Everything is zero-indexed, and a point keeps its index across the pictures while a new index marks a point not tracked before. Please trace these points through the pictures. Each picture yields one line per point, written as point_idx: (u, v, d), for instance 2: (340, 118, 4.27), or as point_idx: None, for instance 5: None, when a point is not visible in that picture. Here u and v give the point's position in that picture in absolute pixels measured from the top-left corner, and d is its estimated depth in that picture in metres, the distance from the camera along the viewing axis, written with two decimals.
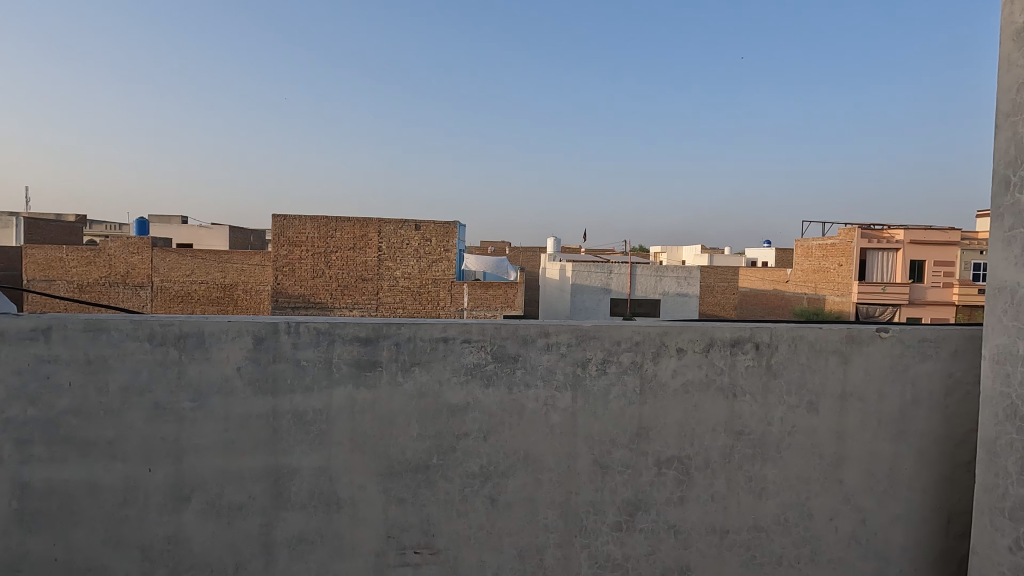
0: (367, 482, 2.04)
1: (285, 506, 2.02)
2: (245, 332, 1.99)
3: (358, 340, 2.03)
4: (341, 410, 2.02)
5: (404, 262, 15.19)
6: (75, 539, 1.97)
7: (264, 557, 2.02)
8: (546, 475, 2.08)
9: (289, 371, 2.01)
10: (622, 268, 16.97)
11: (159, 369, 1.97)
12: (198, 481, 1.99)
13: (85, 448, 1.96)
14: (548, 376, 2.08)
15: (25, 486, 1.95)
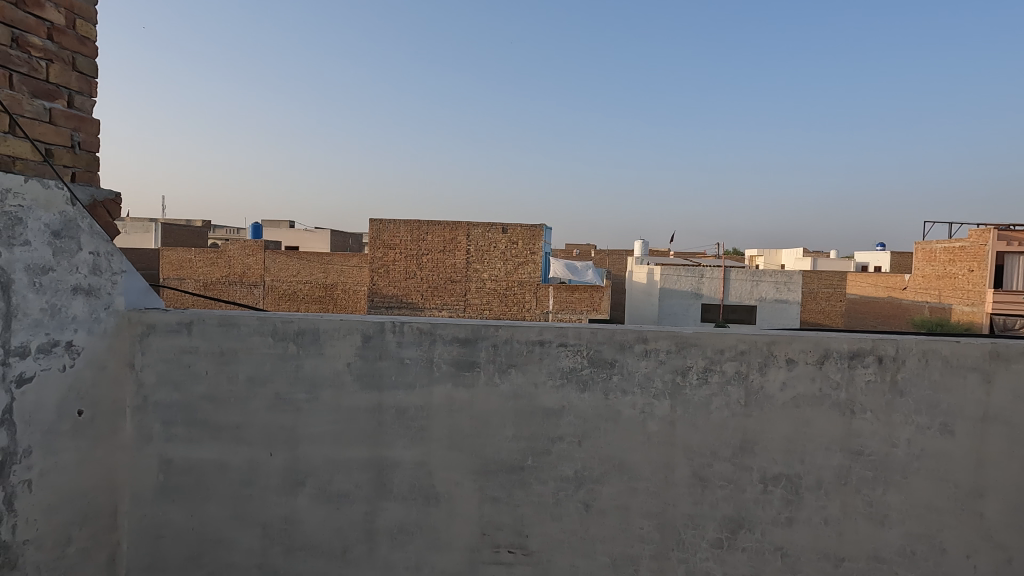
0: (463, 479, 2.10)
1: (387, 496, 2.13)
2: (354, 331, 2.12)
3: (457, 340, 2.09)
4: (440, 408, 2.10)
5: (492, 265, 15.48)
6: (207, 513, 2.19)
7: (368, 544, 2.14)
8: (642, 484, 2.04)
9: (393, 368, 2.11)
10: (716, 273, 16.25)
11: (279, 362, 2.14)
12: (310, 467, 2.15)
13: (217, 431, 2.18)
14: (646, 384, 2.03)
15: (169, 461, 2.21)
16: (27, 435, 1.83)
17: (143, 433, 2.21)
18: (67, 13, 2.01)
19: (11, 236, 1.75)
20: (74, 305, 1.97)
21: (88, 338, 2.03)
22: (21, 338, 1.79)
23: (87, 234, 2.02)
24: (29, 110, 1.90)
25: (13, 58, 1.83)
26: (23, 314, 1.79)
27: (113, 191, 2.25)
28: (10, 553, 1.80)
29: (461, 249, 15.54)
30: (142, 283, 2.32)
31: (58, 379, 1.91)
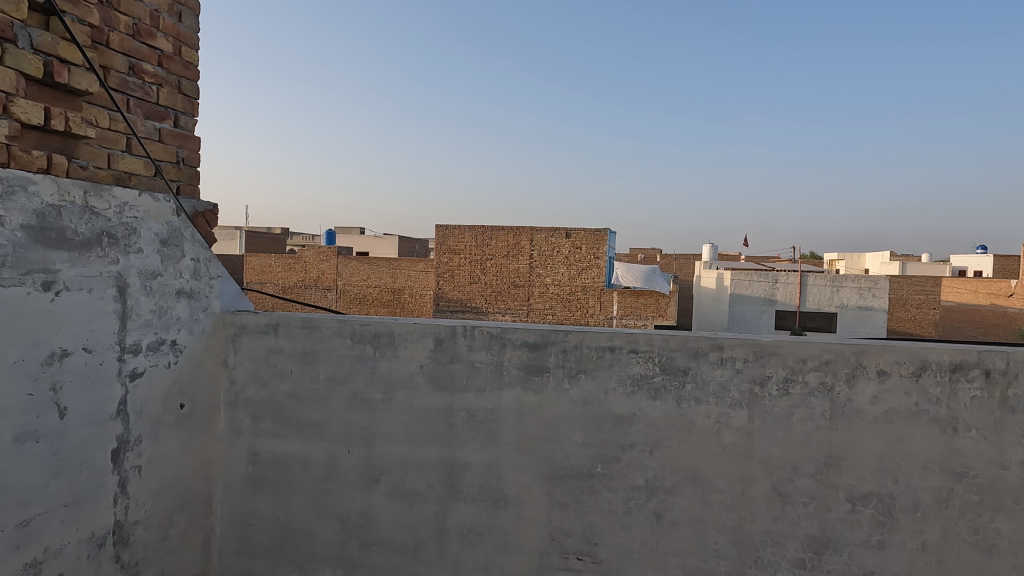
0: (532, 483, 2.11)
1: (458, 497, 2.17)
2: (427, 334, 2.18)
3: (527, 345, 2.11)
4: (509, 412, 2.12)
5: (555, 270, 15.46)
6: (290, 505, 2.32)
7: (439, 543, 2.19)
8: (717, 497, 1.97)
9: (464, 371, 2.16)
10: (792, 277, 15.42)
11: (357, 363, 2.24)
12: (385, 465, 2.23)
13: (300, 427, 2.31)
14: (721, 393, 1.96)
15: (257, 454, 2.36)
16: (139, 425, 2.01)
17: (235, 426, 2.37)
18: (174, 41, 2.20)
19: (128, 244, 1.94)
20: (178, 307, 2.15)
21: (189, 337, 2.21)
22: (135, 336, 1.97)
23: (190, 242, 2.20)
24: (143, 130, 2.10)
25: (130, 84, 2.03)
26: (136, 315, 1.98)
27: (211, 202, 2.44)
28: (124, 531, 1.98)
29: (525, 254, 15.63)
30: (234, 288, 2.50)
31: (164, 374, 2.10)
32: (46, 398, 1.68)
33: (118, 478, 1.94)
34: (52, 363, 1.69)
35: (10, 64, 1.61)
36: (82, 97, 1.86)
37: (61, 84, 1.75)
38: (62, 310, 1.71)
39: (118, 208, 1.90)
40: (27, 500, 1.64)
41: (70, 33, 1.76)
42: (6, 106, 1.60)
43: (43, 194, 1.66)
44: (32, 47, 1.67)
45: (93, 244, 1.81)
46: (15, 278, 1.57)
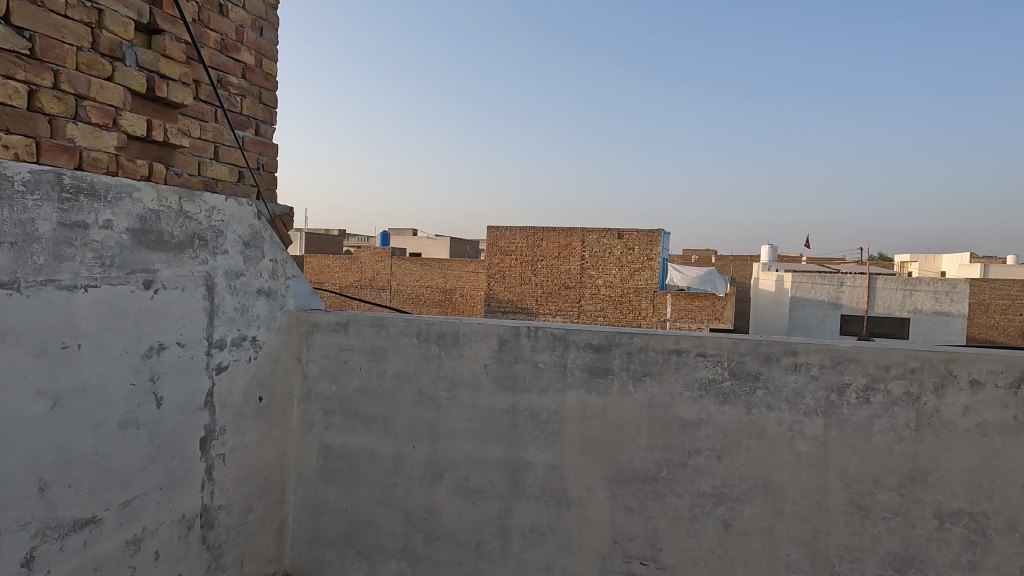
0: (595, 485, 2.11)
1: (520, 496, 2.19)
2: (491, 334, 2.22)
3: (591, 346, 2.10)
4: (573, 413, 2.12)
5: (606, 270, 15.27)
6: (358, 497, 2.41)
7: (502, 541, 2.22)
8: (790, 508, 1.90)
9: (528, 371, 2.17)
10: (859, 280, 14.59)
11: (423, 362, 2.30)
12: (449, 462, 2.28)
13: (368, 422, 2.39)
14: (795, 400, 1.90)
15: (327, 447, 2.46)
16: (223, 416, 2.14)
17: (307, 420, 2.48)
18: (256, 54, 2.33)
19: (215, 245, 2.07)
20: (258, 305, 2.28)
21: (267, 334, 2.33)
22: (221, 332, 2.10)
23: (269, 244, 2.33)
24: (228, 139, 2.23)
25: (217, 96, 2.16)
26: (222, 312, 2.11)
27: (288, 206, 2.57)
28: (210, 515, 2.11)
29: (576, 255, 15.53)
30: (308, 287, 2.62)
31: (245, 368, 2.23)
32: (146, 388, 1.82)
33: (205, 465, 2.07)
34: (151, 356, 1.83)
35: (119, 81, 1.75)
36: (178, 109, 2.00)
37: (160, 98, 1.89)
38: (159, 307, 1.85)
39: (207, 212, 2.03)
40: (129, 481, 1.79)
41: (169, 49, 1.90)
42: (116, 120, 1.75)
43: (145, 200, 1.79)
44: (137, 65, 1.81)
45: (186, 246, 1.95)
46: (120, 277, 1.72)
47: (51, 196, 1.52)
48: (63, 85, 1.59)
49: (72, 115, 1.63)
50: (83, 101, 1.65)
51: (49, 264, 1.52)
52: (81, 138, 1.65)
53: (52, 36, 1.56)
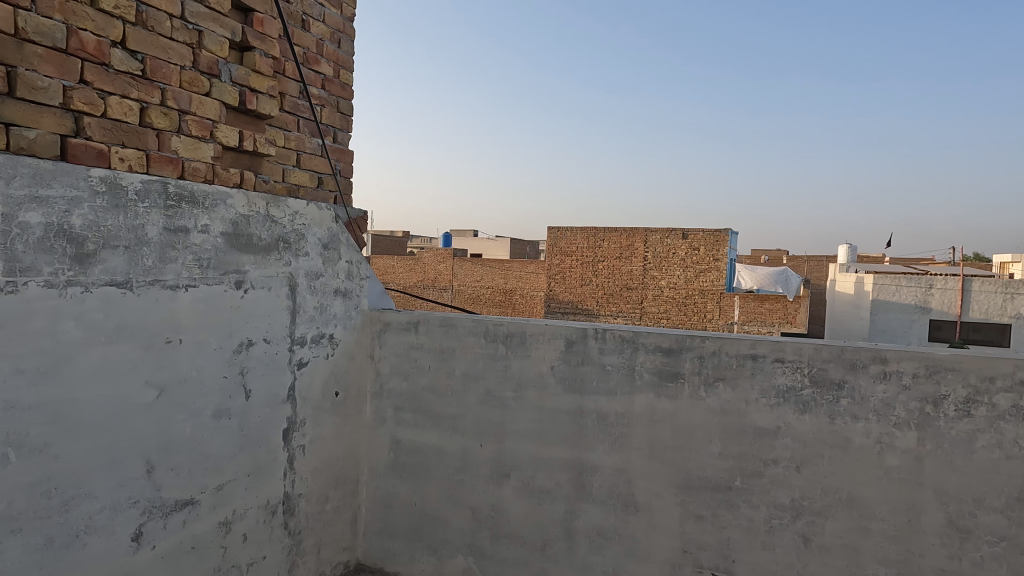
0: (664, 491, 2.06)
1: (587, 499, 2.18)
2: (559, 335, 2.22)
3: (661, 350, 2.06)
4: (641, 417, 2.09)
5: (670, 271, 14.87)
6: (426, 492, 2.48)
7: (567, 542, 2.21)
8: (877, 525, 1.79)
9: (595, 373, 2.16)
10: (951, 283, 13.47)
11: (490, 362, 2.34)
12: (515, 462, 2.30)
13: (437, 419, 2.45)
14: (884, 411, 1.78)
15: (398, 442, 2.54)
16: (304, 409, 2.26)
17: (379, 415, 2.58)
18: (334, 66, 2.44)
19: (298, 248, 2.19)
20: (335, 304, 2.39)
21: (343, 332, 2.45)
22: (302, 329, 2.23)
23: (346, 246, 2.43)
24: (310, 147, 2.35)
25: (299, 106, 2.28)
26: (303, 310, 2.23)
27: (363, 210, 2.68)
28: (291, 502, 2.23)
29: (638, 256, 15.22)
30: (380, 288, 2.72)
31: (323, 364, 2.34)
32: (236, 380, 1.95)
33: (287, 455, 2.20)
34: (241, 351, 1.96)
35: (216, 96, 1.89)
36: (266, 121, 2.13)
37: (251, 110, 2.02)
38: (249, 306, 1.98)
39: (291, 217, 2.15)
40: (222, 468, 1.92)
41: (259, 65, 2.03)
42: (213, 132, 1.89)
43: (238, 206, 1.92)
44: (231, 80, 1.95)
45: (272, 249, 2.07)
46: (216, 277, 1.85)
47: (158, 203, 1.66)
48: (168, 101, 1.73)
49: (176, 129, 1.77)
50: (185, 116, 1.80)
51: (156, 265, 1.66)
52: (183, 149, 1.79)
53: (160, 57, 1.70)
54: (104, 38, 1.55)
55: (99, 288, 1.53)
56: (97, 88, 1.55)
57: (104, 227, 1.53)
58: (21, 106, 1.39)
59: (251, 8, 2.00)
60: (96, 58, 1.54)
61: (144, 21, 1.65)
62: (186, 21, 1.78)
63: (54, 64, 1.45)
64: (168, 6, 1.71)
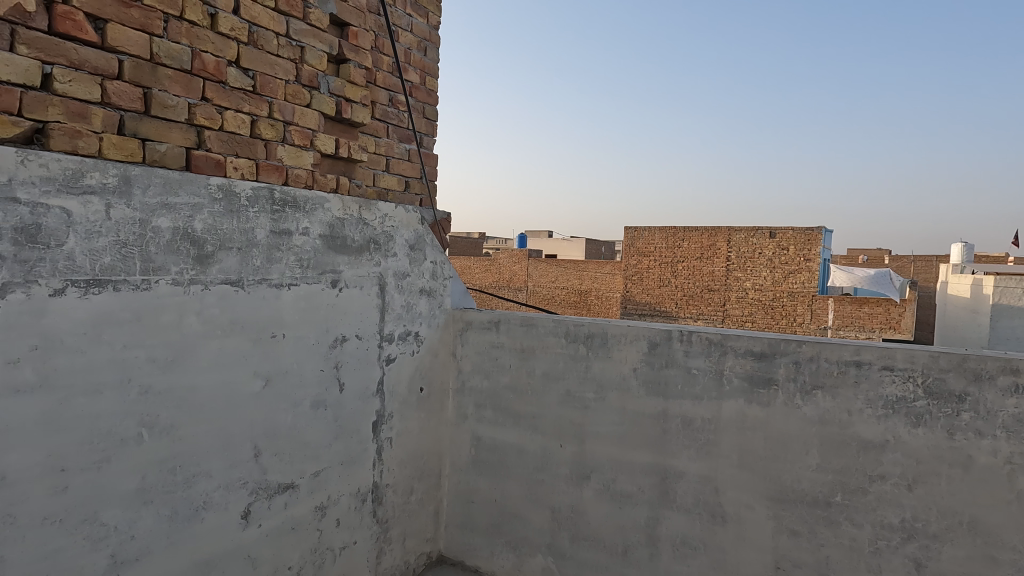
0: (756, 503, 1.96)
1: (671, 506, 2.12)
2: (642, 337, 2.17)
3: (752, 354, 1.97)
4: (730, 424, 2.00)
5: (756, 272, 14.12)
6: (506, 490, 2.50)
7: (650, 549, 2.16)
8: (1007, 555, 1.62)
9: (680, 377, 2.09)
10: None
11: (571, 362, 2.33)
12: (596, 464, 2.27)
13: (517, 418, 2.47)
14: (1015, 428, 1.61)
15: (479, 439, 2.59)
16: (391, 402, 2.36)
17: (461, 412, 2.64)
18: (420, 73, 2.53)
19: (387, 249, 2.29)
20: (420, 303, 2.48)
21: (427, 329, 2.53)
22: (390, 326, 2.33)
23: (431, 247, 2.52)
24: (398, 152, 2.46)
25: (389, 114, 2.39)
26: (391, 308, 2.33)
27: (446, 211, 2.76)
28: (379, 491, 2.34)
29: (721, 256, 14.55)
30: (462, 287, 2.79)
31: (409, 360, 2.44)
32: (332, 374, 2.07)
33: (376, 446, 2.31)
34: (336, 346, 2.08)
35: (315, 107, 2.02)
36: (359, 128, 2.25)
37: (346, 119, 2.14)
38: (343, 303, 2.10)
39: (381, 219, 2.25)
40: (318, 455, 2.05)
41: (353, 75, 2.14)
42: (313, 141, 2.02)
43: (334, 209, 2.04)
44: (329, 91, 2.07)
45: (364, 250, 2.18)
46: (315, 277, 1.98)
47: (266, 208, 1.80)
48: (275, 114, 1.88)
49: (281, 139, 1.91)
50: (289, 126, 1.93)
51: (264, 265, 1.80)
52: (287, 158, 1.93)
53: (268, 73, 1.85)
54: (222, 59, 1.70)
55: (217, 286, 1.68)
56: (216, 104, 1.70)
57: (221, 231, 1.68)
58: (154, 123, 1.56)
59: (347, 22, 2.12)
60: (215, 77, 1.69)
61: (255, 40, 1.79)
62: (291, 38, 1.91)
63: (181, 84, 1.61)
64: (275, 26, 1.85)
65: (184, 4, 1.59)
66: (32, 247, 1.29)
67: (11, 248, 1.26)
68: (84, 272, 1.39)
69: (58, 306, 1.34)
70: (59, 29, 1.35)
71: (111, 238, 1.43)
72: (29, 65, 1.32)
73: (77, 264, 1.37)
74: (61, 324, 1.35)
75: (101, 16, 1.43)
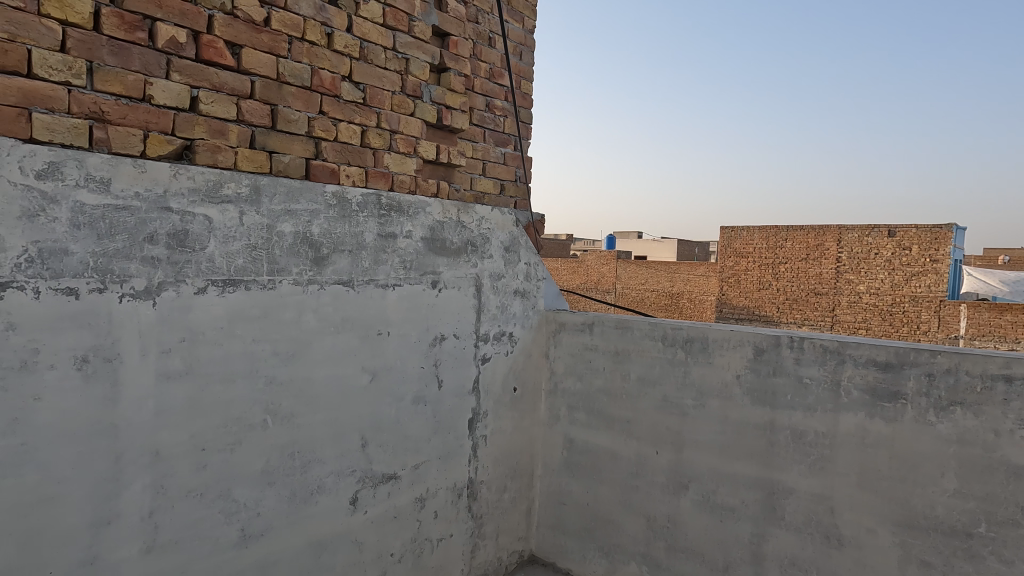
0: (878, 527, 1.79)
1: (778, 523, 1.99)
2: (747, 342, 2.06)
3: (875, 364, 1.80)
4: (848, 439, 1.84)
5: (871, 274, 12.91)
6: (599, 494, 2.47)
7: (754, 568, 2.04)
8: None
9: (790, 386, 1.96)
10: None
11: (668, 367, 2.26)
12: (695, 473, 2.18)
13: (611, 422, 2.43)
14: None
15: (571, 441, 2.57)
16: (486, 401, 2.41)
17: (553, 413, 2.64)
18: (516, 77, 2.57)
19: (483, 250, 2.34)
20: (514, 304, 2.51)
21: (521, 330, 2.56)
22: (486, 327, 2.38)
23: (525, 249, 2.55)
24: (494, 156, 2.51)
25: (486, 119, 2.45)
26: (487, 309, 2.38)
27: (540, 213, 2.78)
28: (474, 487, 2.39)
29: (830, 256, 13.40)
30: (554, 289, 2.79)
31: (503, 360, 2.48)
32: (431, 371, 2.16)
33: (472, 443, 2.37)
34: (435, 345, 2.16)
35: (419, 115, 2.11)
36: (458, 134, 2.32)
37: (446, 126, 2.22)
38: (442, 303, 2.18)
39: (478, 222, 2.31)
40: (418, 448, 2.14)
41: (453, 83, 2.22)
42: (416, 148, 2.11)
43: (435, 213, 2.13)
44: (431, 100, 2.16)
45: (462, 252, 2.25)
46: (417, 277, 2.07)
47: (374, 213, 1.91)
48: (382, 124, 1.98)
49: (388, 147, 2.02)
50: (395, 135, 2.04)
51: (371, 266, 1.91)
52: (393, 165, 2.03)
53: (377, 86, 1.96)
54: (337, 74, 1.83)
55: (331, 286, 1.80)
56: (331, 117, 1.83)
57: (335, 234, 1.80)
58: (280, 137, 1.71)
59: (448, 33, 2.20)
60: (331, 92, 1.82)
61: (366, 55, 1.91)
62: (397, 51, 2.02)
63: (302, 100, 1.75)
64: (383, 40, 1.96)
65: (305, 26, 1.74)
66: (181, 251, 1.46)
67: (165, 251, 1.43)
68: (222, 272, 1.55)
69: (201, 303, 1.50)
70: (204, 56, 1.52)
71: (243, 242, 1.59)
72: (180, 89, 1.49)
73: (216, 265, 1.53)
74: (204, 319, 1.51)
75: (237, 42, 1.59)
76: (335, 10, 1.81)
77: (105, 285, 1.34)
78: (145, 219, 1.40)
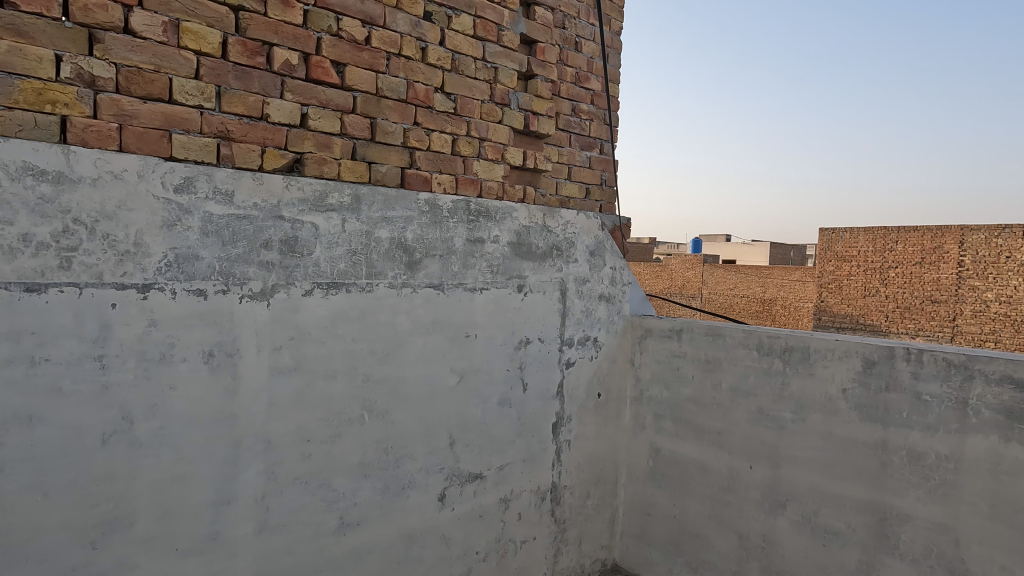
0: (1015, 566, 1.59)
1: (891, 552, 1.82)
2: (854, 353, 1.90)
3: (1011, 381, 1.60)
4: (977, 464, 1.66)
5: (1001, 280, 11.51)
6: (687, 507, 2.38)
7: None
8: None
9: (906, 402, 1.79)
10: None
11: (764, 377, 2.14)
12: (794, 492, 2.05)
13: (700, 433, 2.34)
14: None
15: (657, 450, 2.50)
16: (570, 405, 2.41)
17: (638, 421, 2.58)
18: (602, 80, 2.55)
19: (568, 255, 2.34)
20: (599, 309, 2.49)
21: (606, 335, 2.53)
22: (570, 331, 2.38)
23: (610, 253, 2.51)
24: (579, 160, 2.50)
25: (572, 123, 2.45)
26: (572, 313, 2.38)
27: (626, 217, 2.73)
28: (557, 491, 2.39)
29: (950, 260, 12.10)
30: (640, 294, 2.73)
31: (587, 365, 2.46)
32: (516, 374, 2.18)
33: (555, 447, 2.37)
34: (521, 348, 2.19)
35: (506, 122, 2.15)
36: (544, 140, 2.34)
37: (533, 131, 2.24)
38: (528, 307, 2.20)
39: (563, 226, 2.32)
40: (503, 450, 2.17)
41: (540, 89, 2.24)
42: (504, 154, 2.15)
43: (521, 218, 2.16)
44: (518, 107, 2.20)
45: (548, 256, 2.27)
46: (503, 281, 2.10)
47: (463, 218, 1.98)
48: (472, 132, 2.04)
49: (476, 154, 2.07)
50: (484, 142, 2.09)
51: (460, 270, 1.98)
52: (481, 172, 2.08)
53: (467, 95, 2.02)
54: (430, 86, 1.91)
55: (423, 290, 1.88)
56: (424, 127, 1.91)
57: (427, 240, 1.88)
58: (378, 148, 1.80)
59: (535, 40, 2.23)
60: (425, 104, 1.90)
61: (457, 67, 1.98)
62: (486, 61, 2.07)
63: (398, 112, 1.84)
64: (473, 51, 2.02)
65: (401, 42, 1.83)
66: (291, 256, 1.59)
67: (277, 256, 1.56)
68: (326, 276, 1.66)
69: (307, 304, 1.62)
70: (313, 76, 1.65)
71: (345, 248, 1.69)
72: (292, 107, 1.62)
73: (321, 269, 1.65)
74: (310, 319, 1.63)
75: (341, 61, 1.70)
76: (429, 25, 1.89)
77: (228, 287, 1.48)
78: (262, 227, 1.53)
